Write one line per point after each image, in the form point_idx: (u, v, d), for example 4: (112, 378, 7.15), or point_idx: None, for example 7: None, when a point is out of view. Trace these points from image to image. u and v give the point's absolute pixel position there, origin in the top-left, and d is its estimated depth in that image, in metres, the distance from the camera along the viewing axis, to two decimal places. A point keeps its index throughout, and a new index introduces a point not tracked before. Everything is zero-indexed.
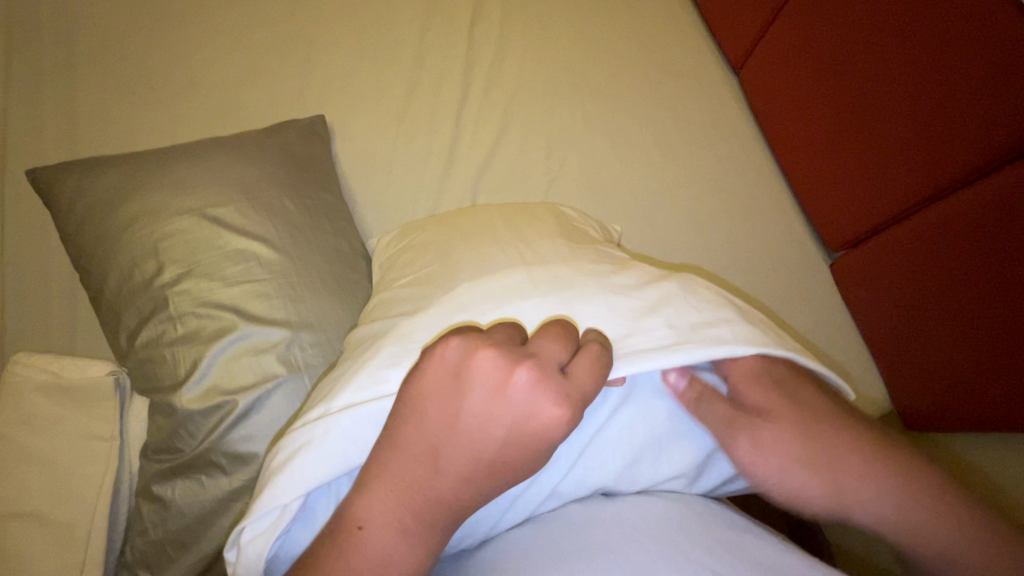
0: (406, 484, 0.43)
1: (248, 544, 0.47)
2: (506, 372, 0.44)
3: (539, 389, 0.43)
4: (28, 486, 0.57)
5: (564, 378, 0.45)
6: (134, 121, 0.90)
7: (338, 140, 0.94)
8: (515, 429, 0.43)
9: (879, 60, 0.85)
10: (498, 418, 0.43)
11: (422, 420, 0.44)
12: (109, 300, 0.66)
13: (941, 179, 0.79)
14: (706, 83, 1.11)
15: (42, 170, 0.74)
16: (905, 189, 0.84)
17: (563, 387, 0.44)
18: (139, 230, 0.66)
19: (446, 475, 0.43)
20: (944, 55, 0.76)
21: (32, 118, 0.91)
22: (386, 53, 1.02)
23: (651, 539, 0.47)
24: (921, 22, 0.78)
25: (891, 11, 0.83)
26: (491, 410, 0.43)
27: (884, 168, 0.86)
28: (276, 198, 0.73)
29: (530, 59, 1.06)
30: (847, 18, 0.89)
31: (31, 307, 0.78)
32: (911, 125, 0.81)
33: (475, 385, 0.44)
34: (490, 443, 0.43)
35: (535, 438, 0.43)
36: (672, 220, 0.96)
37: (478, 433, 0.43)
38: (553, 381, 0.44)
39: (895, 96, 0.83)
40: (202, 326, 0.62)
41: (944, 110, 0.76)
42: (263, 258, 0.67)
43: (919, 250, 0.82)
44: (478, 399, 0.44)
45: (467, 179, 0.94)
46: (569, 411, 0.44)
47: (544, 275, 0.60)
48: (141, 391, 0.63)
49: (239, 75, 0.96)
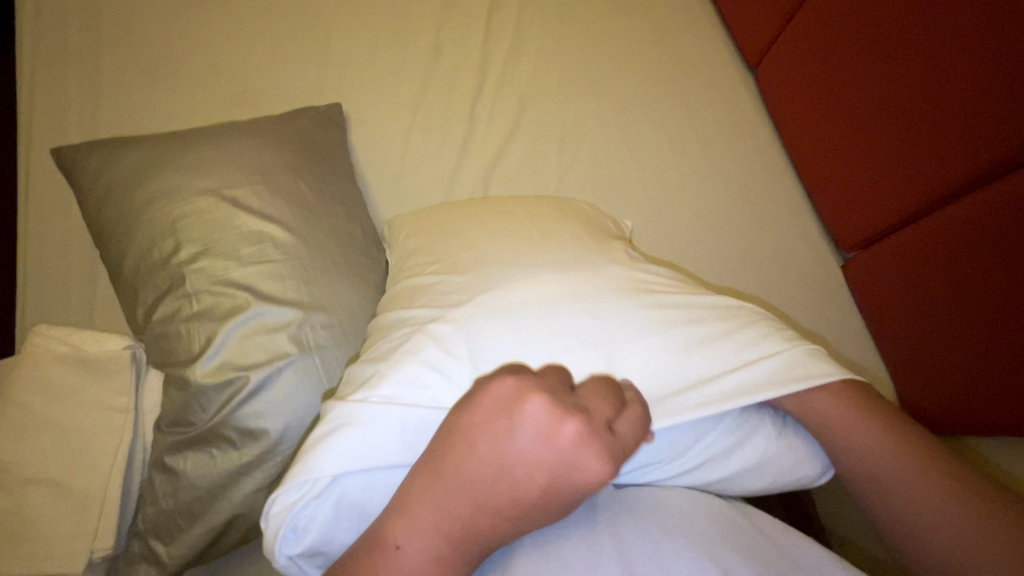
0: (442, 517, 0.43)
1: (274, 514, 0.48)
2: (557, 420, 0.43)
3: (588, 446, 0.42)
4: (46, 453, 0.59)
5: (610, 437, 0.44)
6: (156, 104, 0.92)
7: (354, 129, 0.95)
8: (565, 480, 0.42)
9: (896, 59, 0.84)
10: (543, 465, 0.42)
11: (468, 455, 0.43)
12: (127, 275, 0.67)
13: (948, 183, 0.79)
14: (722, 81, 1.10)
15: (65, 149, 0.75)
16: (914, 193, 0.83)
17: (615, 451, 0.44)
18: (158, 209, 0.68)
19: (483, 516, 0.43)
20: (950, 59, 0.76)
21: (58, 99, 0.93)
22: (403, 44, 1.03)
23: (662, 533, 0.46)
24: (929, 26, 0.78)
25: (900, 14, 0.82)
26: (541, 459, 0.42)
27: (895, 170, 0.85)
28: (293, 182, 0.74)
29: (546, 52, 1.06)
30: (866, 16, 0.88)
31: (52, 281, 0.80)
32: (920, 128, 0.81)
33: (524, 429, 0.43)
34: (529, 490, 0.42)
35: (585, 487, 0.43)
36: (683, 215, 0.96)
37: (521, 478, 0.42)
38: (600, 433, 0.44)
39: (910, 97, 0.82)
40: (217, 303, 0.63)
41: (952, 114, 0.76)
42: (277, 240, 0.68)
43: (926, 253, 0.82)
44: (527, 444, 0.42)
45: (480, 169, 0.95)
46: (612, 466, 0.43)
47: (569, 275, 0.60)
48: (157, 365, 0.65)
49: (260, 61, 0.98)
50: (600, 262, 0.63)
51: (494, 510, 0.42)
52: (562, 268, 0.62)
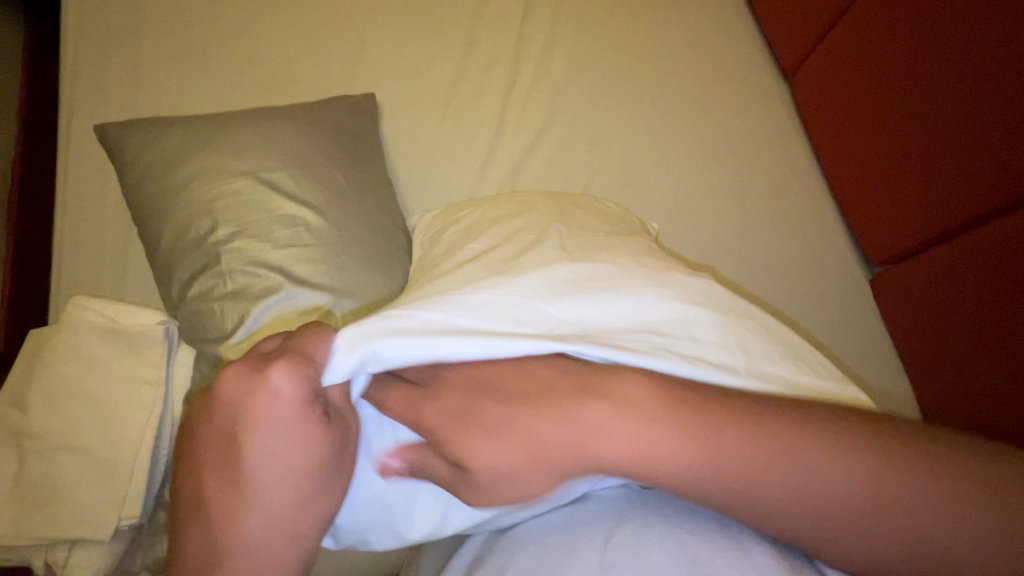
0: (256, 506, 0.43)
1: None
2: (249, 378, 0.45)
3: (249, 383, 0.44)
4: (80, 421, 0.61)
5: (259, 363, 0.46)
6: (196, 86, 0.93)
7: (386, 119, 0.95)
8: (279, 417, 0.43)
9: (935, 73, 0.82)
10: (260, 419, 0.43)
11: (220, 455, 0.44)
12: (164, 252, 0.69)
13: (959, 214, 0.80)
14: (756, 89, 1.09)
15: (109, 126, 0.77)
16: (930, 219, 0.84)
17: (310, 370, 0.45)
18: (196, 189, 0.69)
19: (267, 488, 0.43)
20: (963, 96, 0.77)
21: (100, 78, 0.95)
22: (438, 38, 1.03)
23: (685, 536, 0.45)
24: (947, 60, 0.79)
25: (922, 44, 0.83)
26: (259, 415, 0.43)
27: (915, 195, 0.86)
28: (327, 168, 0.75)
29: (579, 52, 1.06)
30: (908, 25, 0.86)
31: (87, 254, 0.82)
32: (935, 159, 0.82)
33: (234, 403, 0.44)
34: (267, 445, 0.43)
35: (299, 410, 0.44)
36: (708, 221, 0.95)
37: (258, 441, 0.43)
38: (251, 367, 0.45)
39: (948, 112, 0.80)
40: (251, 283, 0.64)
41: (964, 150, 0.78)
42: (311, 225, 0.69)
43: (938, 278, 0.83)
44: (247, 413, 0.44)
45: (508, 166, 0.95)
46: (294, 383, 0.44)
47: (618, 266, 0.58)
48: (189, 341, 0.66)
49: (296, 49, 0.99)
50: (646, 258, 0.62)
51: (265, 480, 0.43)
52: (612, 260, 0.59)
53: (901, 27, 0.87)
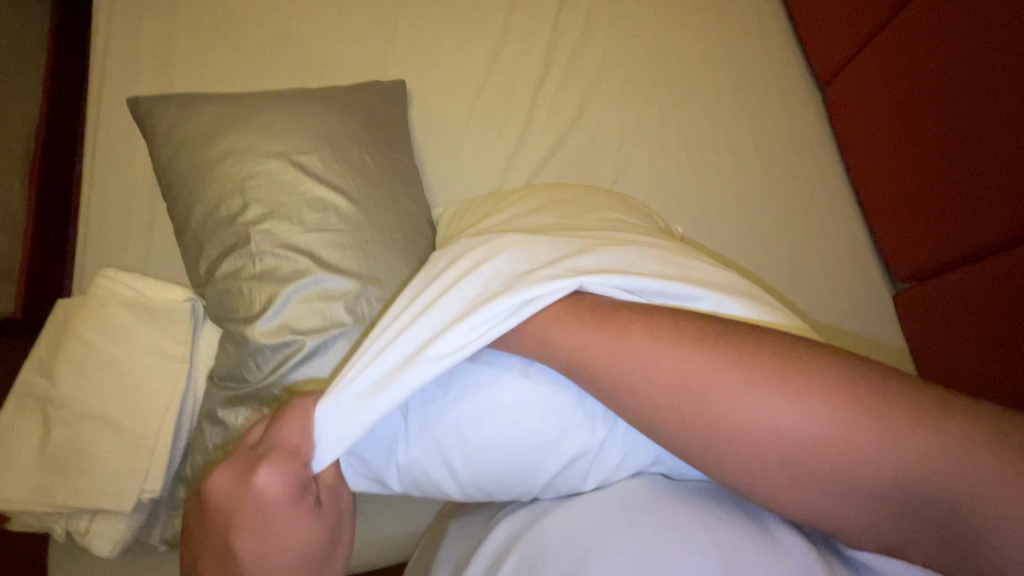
0: None
1: (408, 469, 0.50)
2: (237, 480, 0.45)
3: (236, 485, 0.45)
4: (107, 392, 0.61)
5: (247, 458, 0.47)
6: (227, 62, 0.93)
7: (414, 106, 0.95)
8: (263, 514, 0.44)
9: (973, 91, 0.80)
10: (246, 521, 0.44)
11: (224, 547, 0.45)
12: (193, 229, 0.69)
13: (991, 236, 0.78)
14: (788, 96, 1.08)
15: (141, 100, 0.77)
16: (960, 238, 0.83)
17: (296, 464, 0.45)
18: (228, 167, 0.69)
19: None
20: (1003, 115, 0.76)
21: (131, 50, 0.94)
22: (471, 26, 1.03)
23: (715, 522, 0.44)
24: (988, 78, 0.78)
25: (962, 60, 0.82)
26: (245, 520, 0.44)
27: (946, 213, 0.85)
28: (357, 153, 0.74)
29: (612, 48, 1.05)
30: (950, 39, 0.84)
31: (113, 225, 0.82)
32: (970, 178, 0.80)
33: (225, 505, 0.45)
34: (259, 542, 0.44)
35: (283, 504, 0.45)
36: (733, 226, 0.94)
37: (251, 542, 0.44)
38: (237, 465, 0.47)
39: (985, 131, 0.78)
40: (279, 265, 0.64)
41: (1001, 170, 0.76)
42: (340, 209, 0.69)
43: (968, 301, 0.81)
44: (237, 514, 0.44)
45: (535, 159, 0.94)
46: (278, 483, 0.44)
47: (659, 260, 0.57)
48: (215, 319, 0.66)
49: (329, 30, 0.98)
50: (684, 253, 0.60)
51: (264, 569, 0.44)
52: (648, 254, 0.58)
53: (941, 41, 0.85)
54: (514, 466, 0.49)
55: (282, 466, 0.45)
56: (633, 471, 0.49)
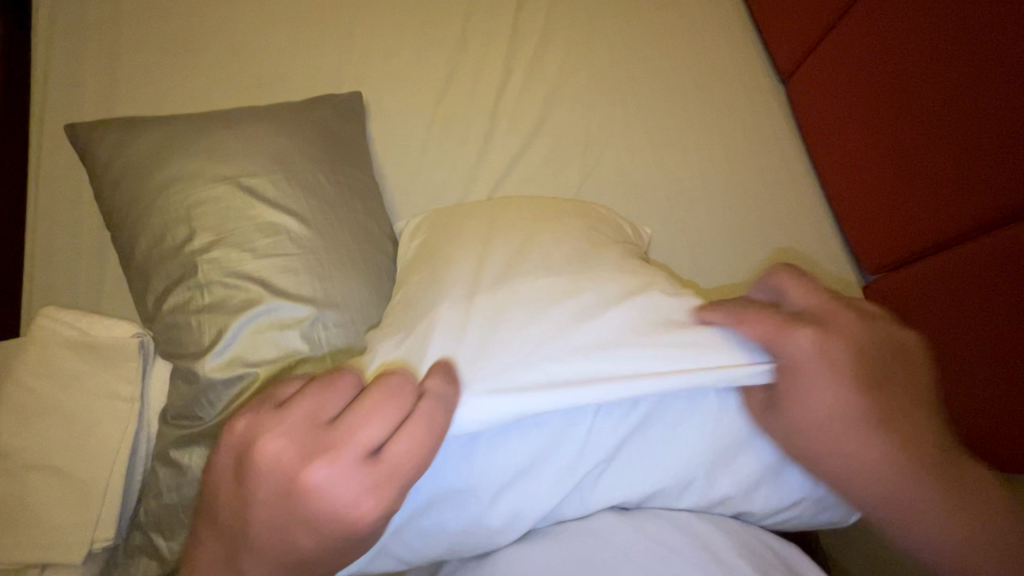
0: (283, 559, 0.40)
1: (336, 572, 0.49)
2: (332, 468, 0.39)
3: (338, 478, 0.39)
4: (51, 440, 0.58)
5: (355, 447, 0.40)
6: (174, 82, 0.90)
7: (372, 119, 0.93)
8: (340, 510, 0.39)
9: (940, 82, 0.79)
10: (321, 509, 0.39)
11: (280, 511, 0.40)
12: (139, 261, 0.66)
13: (956, 225, 0.79)
14: (752, 92, 1.07)
15: (81, 126, 0.74)
16: (926, 229, 0.83)
17: (397, 472, 0.41)
18: (173, 195, 0.66)
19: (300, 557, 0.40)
20: (967, 104, 0.75)
21: (74, 73, 0.91)
22: (429, 33, 1.00)
23: (671, 554, 0.45)
24: (949, 67, 0.78)
25: (922, 50, 0.82)
26: (321, 507, 0.39)
27: (912, 204, 0.85)
28: (311, 173, 0.72)
29: (573, 51, 1.03)
30: (916, 29, 0.83)
31: (61, 259, 0.78)
32: (934, 167, 0.81)
33: (310, 483, 0.39)
34: (318, 530, 0.39)
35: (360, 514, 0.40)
36: (702, 226, 0.93)
37: (311, 524, 0.39)
38: (344, 447, 0.40)
39: (948, 120, 0.78)
40: (229, 296, 0.62)
41: (965, 160, 0.76)
42: (293, 233, 0.66)
43: (934, 292, 0.81)
44: (316, 499, 0.39)
45: (500, 167, 0.92)
46: (378, 497, 0.40)
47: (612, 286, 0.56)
48: (165, 355, 0.63)
49: (282, 44, 0.95)
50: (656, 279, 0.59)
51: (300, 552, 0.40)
52: (608, 270, 0.57)
53: (902, 30, 0.85)
54: (452, 542, 0.47)
55: (390, 492, 0.40)
56: (595, 503, 0.49)
